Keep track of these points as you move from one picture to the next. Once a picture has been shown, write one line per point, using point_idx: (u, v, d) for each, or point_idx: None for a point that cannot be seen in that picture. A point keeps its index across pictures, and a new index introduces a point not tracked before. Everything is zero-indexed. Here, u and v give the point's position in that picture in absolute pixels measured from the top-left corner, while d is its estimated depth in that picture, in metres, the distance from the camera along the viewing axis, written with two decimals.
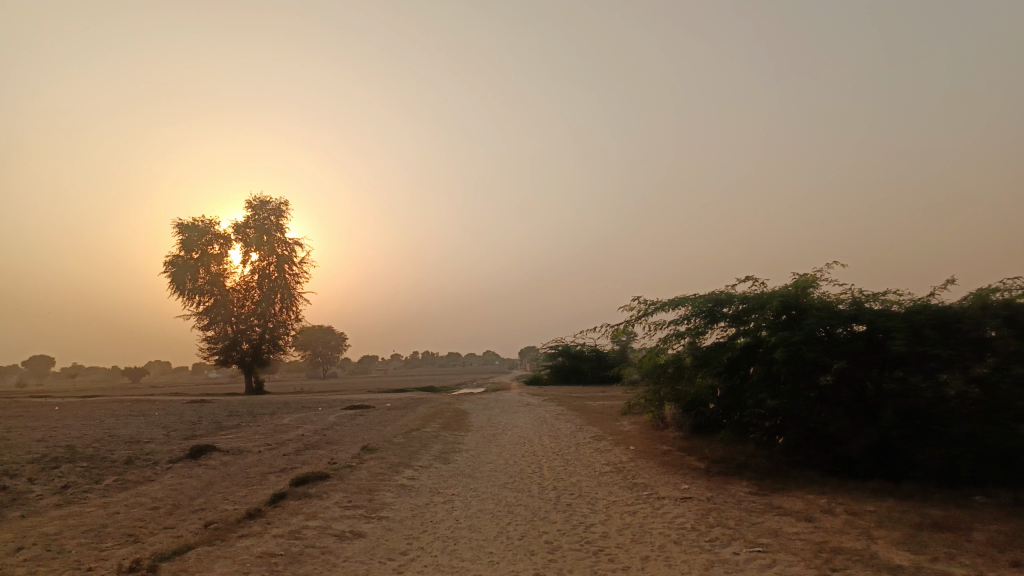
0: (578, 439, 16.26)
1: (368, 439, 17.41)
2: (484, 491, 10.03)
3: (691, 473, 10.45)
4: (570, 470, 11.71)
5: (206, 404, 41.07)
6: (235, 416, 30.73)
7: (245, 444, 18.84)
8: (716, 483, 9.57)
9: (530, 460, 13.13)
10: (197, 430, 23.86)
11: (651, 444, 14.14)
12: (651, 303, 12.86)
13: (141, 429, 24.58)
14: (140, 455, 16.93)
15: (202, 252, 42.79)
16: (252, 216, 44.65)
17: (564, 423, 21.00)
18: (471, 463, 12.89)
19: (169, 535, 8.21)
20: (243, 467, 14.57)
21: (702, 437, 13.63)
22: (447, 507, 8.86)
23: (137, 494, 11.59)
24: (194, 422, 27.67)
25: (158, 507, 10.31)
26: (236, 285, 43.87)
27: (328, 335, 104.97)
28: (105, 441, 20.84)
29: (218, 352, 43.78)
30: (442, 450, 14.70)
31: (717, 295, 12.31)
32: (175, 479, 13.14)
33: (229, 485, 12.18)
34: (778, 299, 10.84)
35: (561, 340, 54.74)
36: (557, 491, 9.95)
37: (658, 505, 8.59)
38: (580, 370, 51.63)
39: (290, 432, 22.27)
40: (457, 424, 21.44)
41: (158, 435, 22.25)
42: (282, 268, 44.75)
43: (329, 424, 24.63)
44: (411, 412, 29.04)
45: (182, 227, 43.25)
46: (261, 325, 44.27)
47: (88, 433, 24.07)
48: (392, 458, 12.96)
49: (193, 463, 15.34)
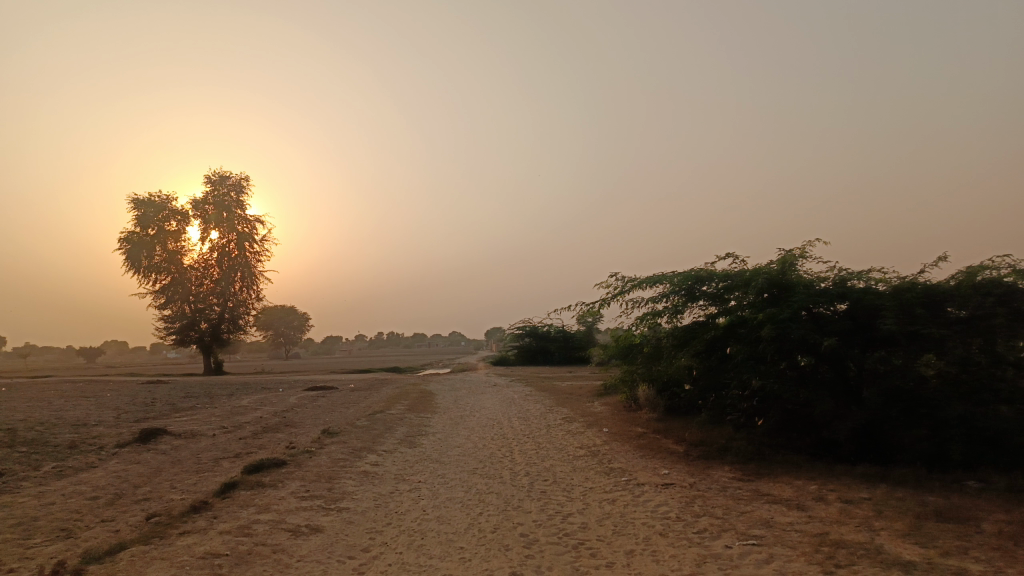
0: (548, 421, 15.74)
1: (330, 422, 16.68)
2: (452, 478, 9.42)
3: (670, 457, 9.97)
4: (542, 454, 11.18)
5: (162, 385, 39.75)
6: (192, 398, 29.67)
7: (200, 428, 17.95)
8: (698, 468, 9.09)
9: (500, 444, 12.55)
10: (150, 413, 22.83)
11: (624, 426, 13.66)
12: (627, 280, 12.35)
13: (91, 412, 23.44)
14: (85, 439, 15.97)
15: (159, 228, 41.22)
16: (211, 192, 43.10)
17: (533, 404, 20.47)
18: (439, 447, 12.27)
19: (106, 530, 7.46)
20: (195, 452, 13.75)
21: (676, 420, 13.19)
22: (414, 496, 8.24)
23: (77, 483, 10.75)
24: (148, 404, 26.58)
25: (98, 497, 9.52)
26: (194, 263, 42.40)
27: (291, 315, 103.08)
28: (50, 424, 19.74)
29: (175, 331, 42.37)
30: (407, 434, 14.06)
31: (698, 272, 11.82)
32: (120, 466, 12.30)
33: (179, 472, 11.40)
34: (762, 275, 10.29)
35: (528, 320, 54.28)
36: (530, 478, 9.38)
37: (639, 492, 8.07)
38: (546, 351, 51.29)
39: (247, 414, 21.41)
40: (423, 406, 20.83)
41: (108, 418, 21.20)
42: (242, 246, 43.36)
43: (290, 406, 23.83)
44: (376, 392, 28.33)
45: (136, 203, 41.55)
46: (221, 304, 42.95)
47: (32, 415, 22.86)
48: (354, 442, 12.26)
49: (142, 447, 14.46)
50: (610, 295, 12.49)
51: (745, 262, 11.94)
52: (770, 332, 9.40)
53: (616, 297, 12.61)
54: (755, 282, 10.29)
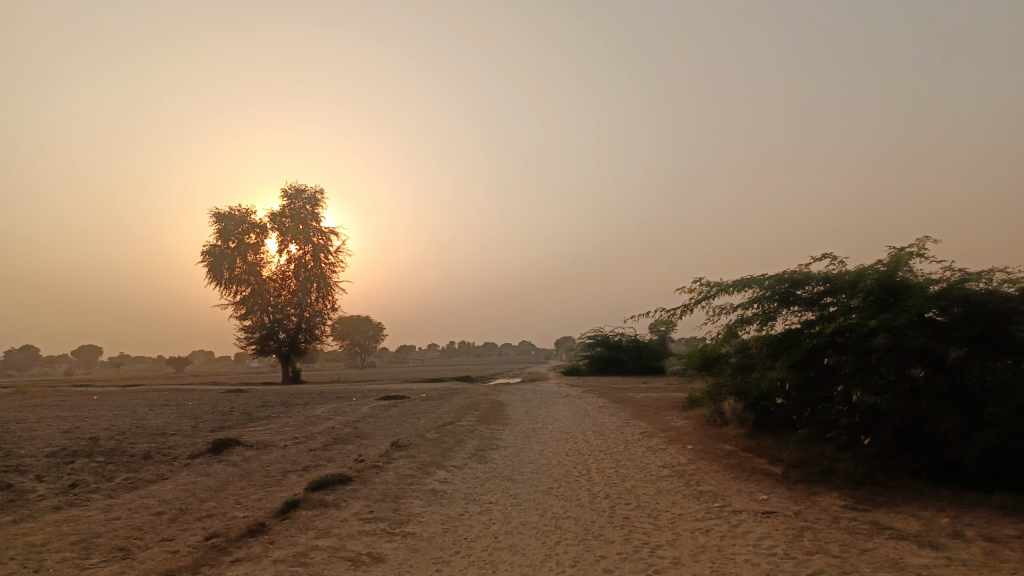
0: (626, 436, 14.89)
1: (401, 434, 16.29)
2: (526, 499, 8.74)
3: (766, 479, 9.01)
4: (622, 473, 10.37)
5: (241, 394, 40.58)
6: (268, 407, 30.02)
7: (272, 438, 17.87)
8: (801, 493, 8.12)
9: (576, 460, 11.80)
10: (225, 422, 23.02)
11: (710, 442, 12.68)
12: (713, 285, 11.45)
13: (169, 421, 23.82)
14: (161, 449, 16.05)
15: (239, 241, 42.25)
16: (288, 205, 43.95)
17: (608, 417, 19.59)
18: (511, 463, 11.61)
19: (164, 551, 7.09)
20: (265, 464, 13.50)
21: (768, 436, 12.14)
22: (484, 520, 7.59)
23: (146, 496, 10.58)
24: (224, 414, 26.94)
25: (163, 513, 9.25)
26: (273, 275, 43.28)
27: (365, 324, 104.74)
28: (130, 432, 20.07)
29: (255, 341, 43.31)
30: (478, 447, 13.47)
31: (793, 275, 10.85)
32: (190, 478, 12.13)
33: (246, 486, 11.11)
34: (870, 276, 9.19)
35: (600, 330, 53.21)
36: (610, 500, 8.60)
37: (736, 522, 7.19)
38: (619, 361, 50.05)
39: (319, 424, 21.31)
40: (494, 417, 20.24)
41: (185, 427, 21.44)
42: (318, 258, 44.01)
43: (362, 416, 23.63)
44: (447, 402, 27.94)
45: (218, 217, 42.77)
46: (298, 314, 43.67)
47: (115, 424, 23.38)
48: (423, 457, 11.73)
49: (214, 459, 14.34)
50: (693, 300, 11.62)
51: (844, 263, 10.90)
52: (884, 341, 8.30)
53: (700, 303, 11.73)
54: (862, 284, 9.20)
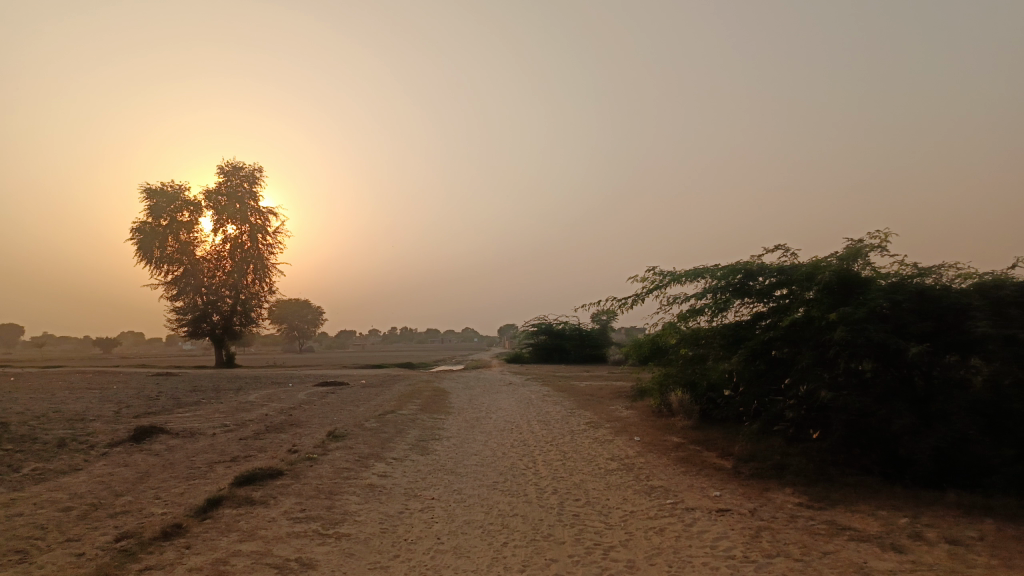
0: (572, 426, 14.59)
1: (338, 422, 15.62)
2: (470, 495, 8.25)
3: (717, 475, 8.75)
4: (569, 467, 10.01)
5: (171, 377, 38.93)
6: (198, 392, 28.77)
7: (200, 425, 16.93)
8: (754, 490, 7.87)
9: (522, 452, 11.38)
10: (151, 408, 21.83)
11: (657, 434, 12.44)
12: (666, 274, 11.16)
13: (90, 406, 22.42)
14: (77, 436, 14.96)
15: (172, 218, 40.37)
16: (225, 182, 42.23)
17: (553, 406, 19.30)
18: (454, 455, 11.11)
19: (66, 555, 6.34)
20: (191, 453, 12.66)
21: (716, 428, 11.95)
22: (425, 519, 7.08)
23: (54, 489, 9.69)
24: (151, 398, 25.58)
25: (72, 510, 8.43)
26: (207, 255, 41.57)
27: (304, 308, 102.36)
28: (45, 418, 18.77)
29: (187, 323, 41.61)
30: (419, 438, 12.91)
31: (747, 265, 10.64)
32: (106, 469, 11.23)
33: (168, 478, 10.31)
34: (828, 268, 8.94)
35: (544, 317, 53.11)
36: (559, 496, 8.19)
37: (691, 521, 6.87)
38: (562, 350, 50.07)
39: (252, 411, 20.37)
40: (436, 405, 19.73)
41: (107, 413, 20.19)
42: (255, 238, 42.45)
43: (298, 403, 22.77)
44: (387, 389, 27.25)
45: (150, 193, 40.76)
46: (233, 296, 42.09)
47: (30, 409, 21.90)
48: (361, 448, 11.14)
49: (134, 448, 13.40)
50: (646, 289, 11.33)
51: (798, 253, 10.70)
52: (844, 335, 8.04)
53: (652, 292, 11.45)
54: (820, 276, 8.93)
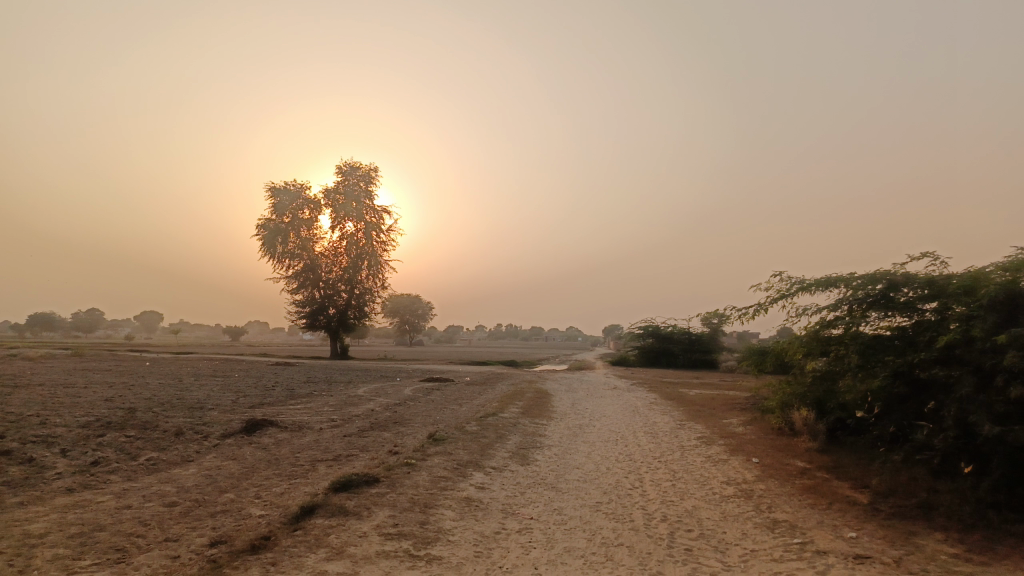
0: (683, 440, 13.75)
1: (441, 423, 15.46)
2: (572, 516, 7.69)
3: (851, 511, 7.76)
4: (679, 489, 9.26)
5: (288, 367, 40.59)
6: (311, 383, 29.72)
7: (308, 419, 17.24)
8: (897, 533, 6.88)
9: (628, 468, 10.69)
10: (266, 398, 22.63)
11: (778, 455, 11.41)
12: (794, 283, 10.30)
13: (211, 394, 23.49)
14: (195, 426, 15.53)
15: (293, 215, 42.10)
16: (342, 180, 43.64)
17: (661, 415, 18.41)
18: (556, 468, 10.58)
19: (162, 557, 6.29)
20: (296, 449, 12.78)
21: (846, 453, 10.81)
22: (523, 543, 6.59)
23: (165, 481, 9.93)
24: (267, 388, 26.62)
25: (177, 505, 8.52)
26: (325, 250, 43.08)
27: (415, 303, 104.91)
28: (169, 405, 19.74)
29: (305, 316, 43.35)
30: (520, 445, 12.48)
31: (891, 275, 9.54)
32: (215, 462, 11.46)
33: (271, 475, 10.36)
34: (991, 281, 7.69)
35: (651, 319, 51.71)
36: (669, 524, 7.49)
37: (823, 568, 6.02)
38: (669, 354, 48.59)
39: (359, 406, 20.67)
40: (540, 409, 19.28)
41: (225, 402, 21.06)
42: (369, 235, 43.57)
43: (404, 399, 22.98)
44: (492, 389, 27.10)
45: (274, 190, 42.69)
46: (348, 290, 43.41)
47: (158, 394, 23.19)
48: (460, 455, 10.83)
49: (245, 441, 13.71)
50: (771, 297, 10.56)
51: (950, 262, 9.46)
52: (1013, 360, 6.72)
53: (778, 300, 10.62)
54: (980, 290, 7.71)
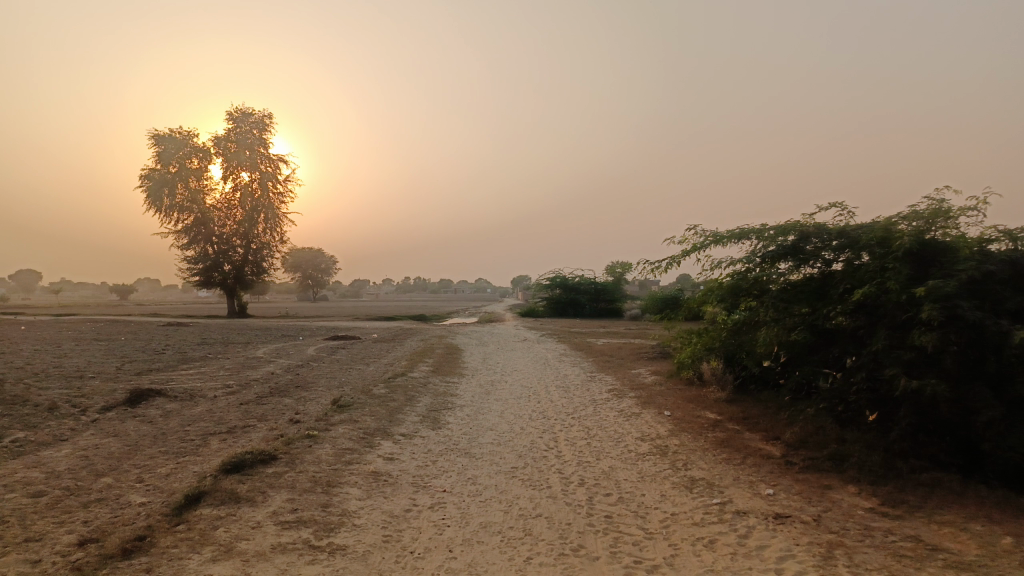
0: (595, 394, 13.65)
1: (346, 386, 14.76)
2: (487, 486, 7.28)
3: (765, 466, 7.72)
4: (595, 448, 9.04)
5: (182, 328, 38.40)
6: (206, 344, 28.13)
7: (202, 386, 16.11)
8: (813, 489, 6.84)
9: (543, 427, 10.40)
10: (155, 363, 21.12)
11: (689, 407, 11.43)
12: (708, 235, 10.21)
13: (92, 361, 21.71)
14: (71, 398, 14.17)
15: (181, 165, 39.30)
16: (234, 128, 40.97)
17: (571, 368, 18.36)
18: (468, 430, 10.17)
19: (17, 564, 5.44)
20: (187, 421, 11.81)
21: (755, 403, 10.91)
22: (436, 522, 6.12)
23: (32, 465, 8.85)
24: (157, 352, 24.95)
25: (42, 495, 7.56)
26: (217, 203, 40.58)
27: (318, 257, 101.68)
28: (43, 375, 18.03)
29: (198, 273, 40.96)
30: (431, 407, 12.00)
31: (801, 226, 9.53)
32: (93, 440, 10.39)
33: (157, 454, 9.45)
34: (903, 232, 7.70)
35: (558, 270, 52.12)
36: (587, 490, 7.21)
37: (745, 532, 5.85)
38: (576, 304, 49.13)
39: (258, 369, 19.60)
40: (449, 365, 18.83)
41: (108, 369, 19.47)
42: (265, 186, 41.34)
43: (307, 359, 22.01)
44: (400, 345, 26.40)
45: (158, 138, 39.62)
46: (245, 245, 41.23)
47: (31, 363, 21.21)
48: (367, 421, 10.23)
49: (128, 414, 12.57)
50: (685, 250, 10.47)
51: (856, 212, 9.55)
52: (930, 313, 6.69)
53: (692, 253, 10.54)
54: (894, 243, 7.71)
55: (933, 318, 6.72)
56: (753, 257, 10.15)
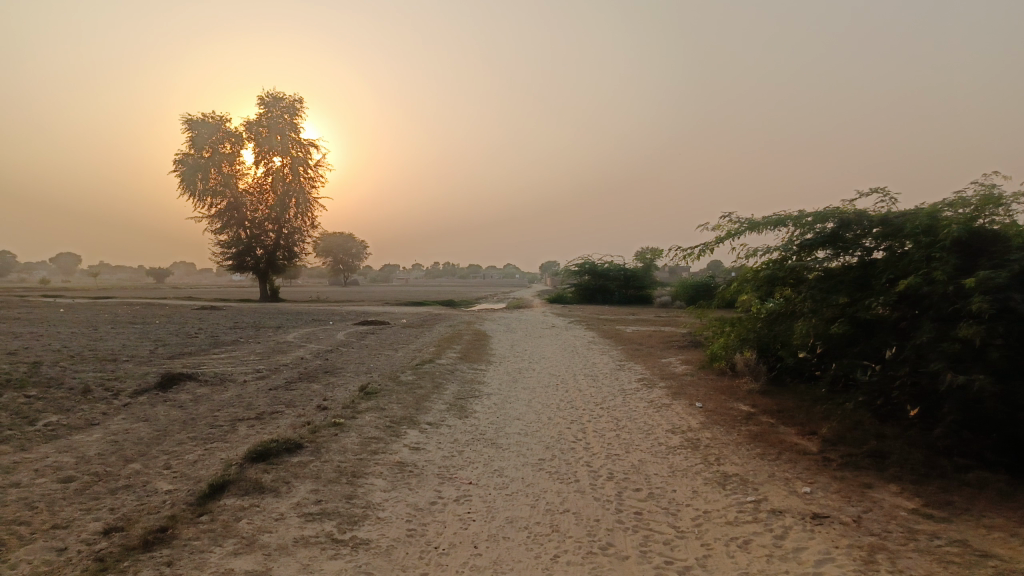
0: (624, 383, 13.43)
1: (373, 372, 14.74)
2: (513, 479, 7.14)
3: (801, 462, 7.46)
4: (624, 440, 8.85)
5: (215, 312, 38.90)
6: (238, 329, 28.39)
7: (231, 371, 16.22)
8: (852, 487, 6.58)
9: (571, 418, 10.22)
10: (187, 347, 21.33)
11: (721, 399, 11.18)
12: (743, 222, 9.92)
13: (126, 344, 22.01)
14: (104, 382, 14.33)
15: (214, 150, 39.65)
16: (265, 113, 41.18)
17: (600, 356, 18.13)
18: (495, 420, 10.03)
19: (43, 551, 5.44)
20: (215, 407, 11.85)
21: (790, 396, 10.60)
22: (461, 515, 6.00)
23: (63, 450, 8.92)
24: (189, 336, 25.24)
25: (72, 480, 7.59)
26: (249, 188, 40.90)
27: (348, 242, 102.33)
28: (78, 358, 18.30)
29: (231, 257, 41.38)
30: (458, 395, 11.89)
31: (841, 213, 9.20)
32: (124, 425, 10.47)
33: (185, 440, 9.47)
34: (951, 221, 7.37)
35: (588, 256, 51.74)
36: (616, 484, 7.03)
37: (781, 532, 5.64)
38: (605, 290, 48.75)
39: (287, 354, 19.69)
40: (477, 352, 18.73)
41: (141, 353, 19.70)
42: (296, 171, 41.55)
43: (336, 344, 22.07)
44: (428, 331, 26.39)
45: (191, 124, 40.00)
46: (276, 230, 41.54)
47: (68, 346, 21.56)
48: (393, 409, 10.17)
49: (159, 398, 12.66)
50: (719, 237, 10.19)
51: (899, 199, 9.23)
52: (981, 306, 6.38)
53: (726, 240, 10.26)
54: (941, 232, 7.38)
55: (984, 311, 6.40)
56: (790, 245, 9.83)
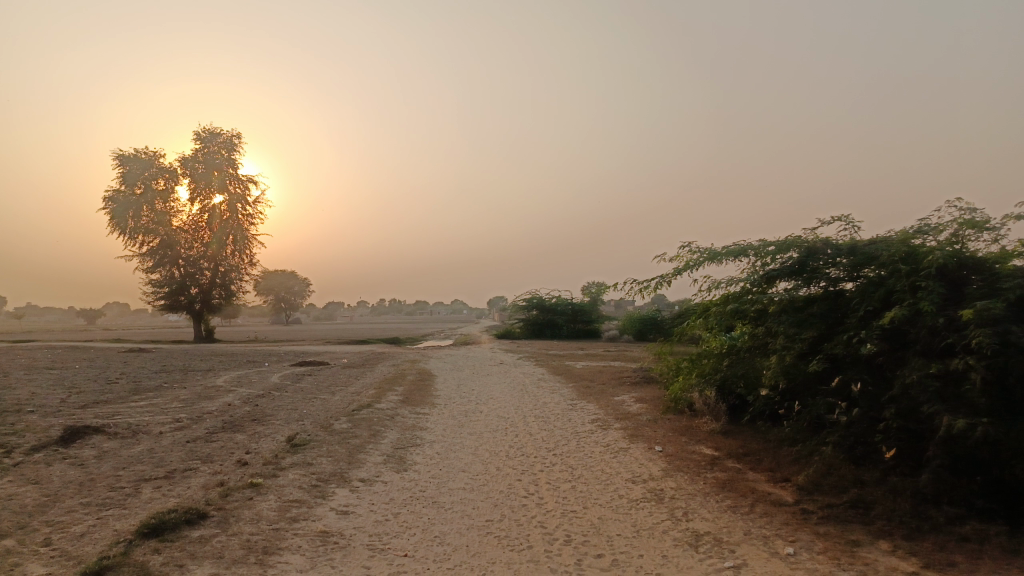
0: (578, 425, 12.56)
1: (306, 420, 13.52)
2: (457, 547, 6.16)
3: (778, 516, 6.70)
4: (580, 493, 7.96)
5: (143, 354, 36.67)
6: (164, 373, 26.54)
7: (148, 421, 14.73)
8: (839, 546, 5.83)
9: (521, 468, 9.29)
10: (103, 395, 19.57)
11: (681, 441, 10.43)
12: (703, 253, 9.30)
13: (34, 393, 20.07)
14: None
15: (145, 185, 37.83)
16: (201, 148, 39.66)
17: (551, 395, 17.23)
18: (438, 473, 9.02)
19: None
20: (122, 464, 10.48)
21: (754, 436, 9.92)
22: None
23: None
24: (110, 382, 23.33)
25: None
26: (183, 225, 39.09)
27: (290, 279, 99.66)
28: None
29: (163, 296, 39.25)
30: (398, 444, 10.84)
31: (805, 242, 8.69)
32: (8, 490, 9.07)
33: (77, 507, 8.17)
34: (934, 249, 6.89)
35: (535, 291, 51.05)
36: (575, 550, 6.13)
37: None
38: (554, 325, 48.03)
39: (215, 400, 18.20)
40: (422, 394, 17.65)
41: (50, 402, 17.91)
42: (234, 208, 39.98)
43: (270, 388, 20.60)
44: (371, 371, 25.05)
45: (121, 158, 38.11)
46: (212, 267, 39.69)
47: None
48: (323, 465, 9.08)
49: (56, 456, 11.19)
50: (679, 269, 9.56)
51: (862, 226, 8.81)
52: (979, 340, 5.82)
53: (686, 272, 9.63)
54: (924, 260, 6.88)
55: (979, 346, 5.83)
56: (753, 276, 9.24)
